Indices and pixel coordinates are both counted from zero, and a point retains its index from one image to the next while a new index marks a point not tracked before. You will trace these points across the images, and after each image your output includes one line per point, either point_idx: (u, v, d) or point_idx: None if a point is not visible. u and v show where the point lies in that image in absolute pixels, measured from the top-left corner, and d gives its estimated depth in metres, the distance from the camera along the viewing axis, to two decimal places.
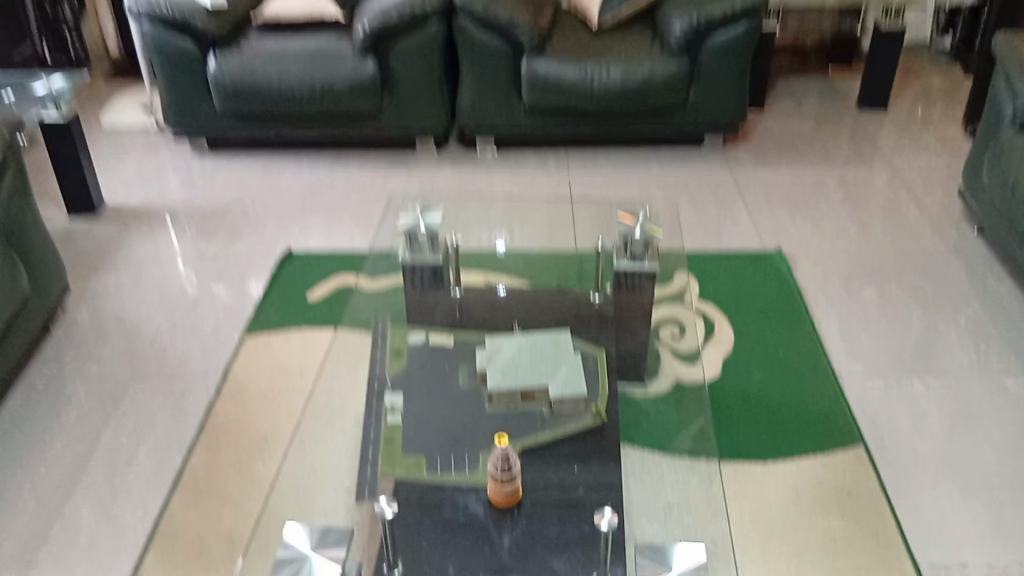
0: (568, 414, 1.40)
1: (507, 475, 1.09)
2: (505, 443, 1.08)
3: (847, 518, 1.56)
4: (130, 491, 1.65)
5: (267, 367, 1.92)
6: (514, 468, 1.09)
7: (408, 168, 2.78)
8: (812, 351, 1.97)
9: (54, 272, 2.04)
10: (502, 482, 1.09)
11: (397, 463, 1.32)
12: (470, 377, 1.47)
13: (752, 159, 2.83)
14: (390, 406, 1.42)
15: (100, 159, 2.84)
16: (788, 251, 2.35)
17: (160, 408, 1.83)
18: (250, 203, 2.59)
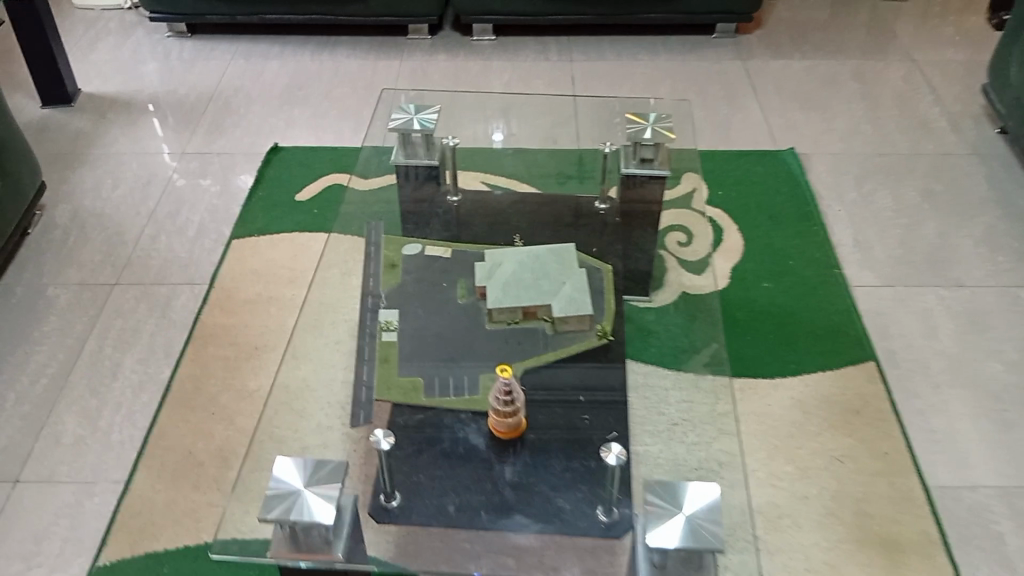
0: (572, 332, 1.32)
1: (509, 408, 1.02)
2: (508, 376, 1.00)
3: (855, 438, 1.53)
4: (117, 403, 1.60)
5: (257, 275, 1.84)
6: (517, 402, 1.02)
7: (401, 56, 2.63)
8: (823, 259, 1.89)
9: (31, 173, 1.91)
10: (504, 416, 1.02)
11: (393, 387, 1.26)
12: (469, 291, 1.39)
13: (765, 49, 2.67)
14: (385, 323, 1.35)
15: (72, 44, 2.67)
16: (800, 150, 2.24)
17: (146, 317, 1.76)
18: (234, 93, 2.45)
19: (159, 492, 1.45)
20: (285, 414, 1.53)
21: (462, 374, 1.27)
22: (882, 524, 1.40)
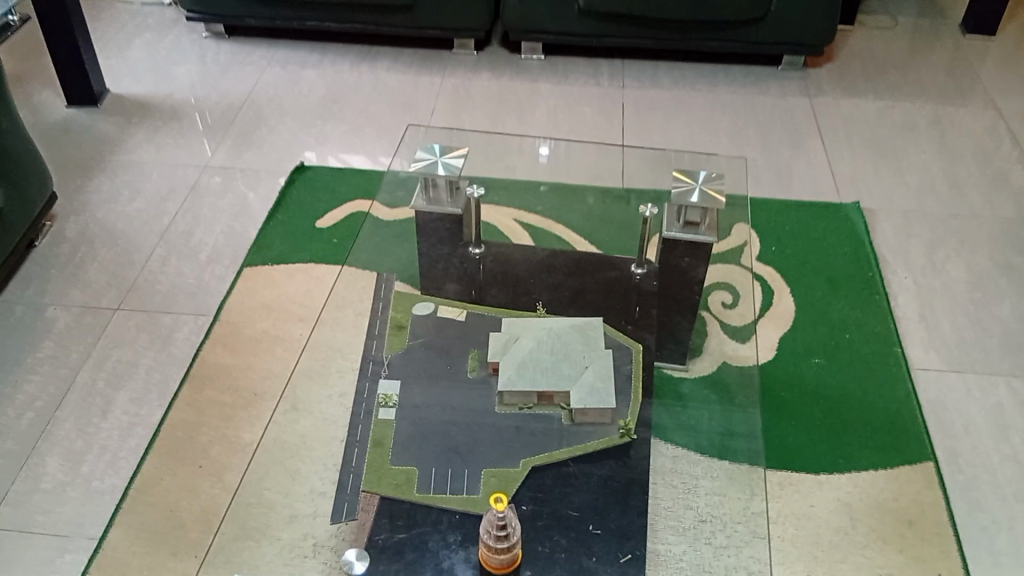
0: (590, 424, 1.17)
1: (502, 544, 0.90)
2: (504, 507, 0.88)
3: (908, 555, 1.36)
4: (103, 446, 1.49)
5: (266, 310, 1.72)
6: (512, 539, 0.90)
7: (443, 71, 2.49)
8: (883, 335, 1.71)
9: (41, 183, 1.82)
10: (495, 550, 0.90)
11: (383, 476, 1.12)
12: (481, 365, 1.25)
13: (834, 86, 2.48)
14: (383, 397, 1.22)
15: (108, 40, 2.59)
16: (865, 204, 2.05)
17: (144, 349, 1.66)
18: (266, 103, 2.34)
19: (133, 554, 1.34)
20: (276, 476, 1.41)
21: (462, 467, 1.13)
22: None
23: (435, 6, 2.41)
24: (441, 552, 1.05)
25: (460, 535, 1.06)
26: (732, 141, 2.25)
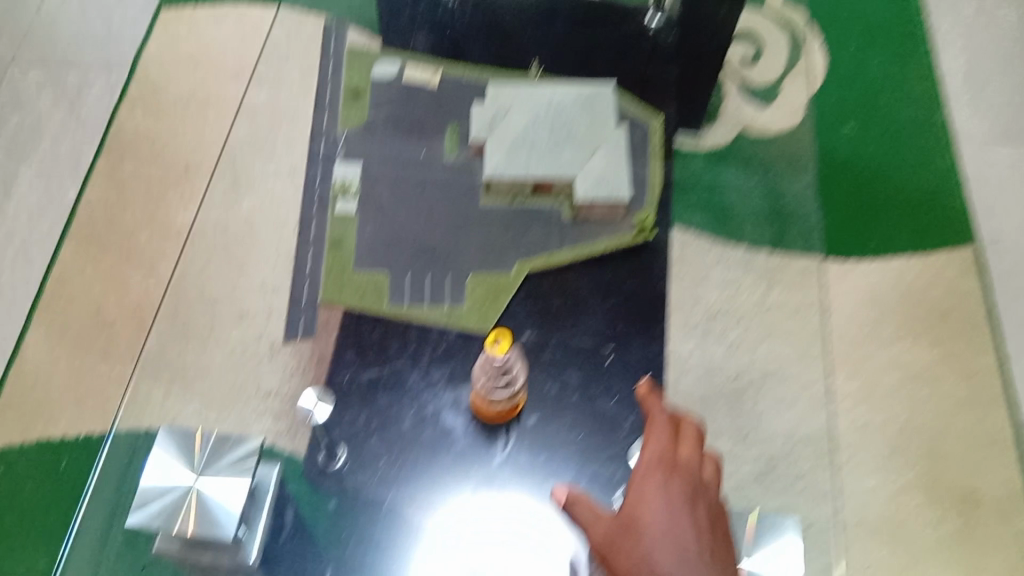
0: (597, 222, 0.96)
1: (503, 393, 0.74)
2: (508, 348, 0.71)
3: (937, 350, 1.21)
4: (9, 231, 1.25)
5: (193, 62, 1.42)
6: (516, 384, 0.74)
7: None
8: (925, 94, 1.47)
9: None
10: (492, 399, 0.74)
11: (346, 287, 0.92)
12: (459, 145, 1.00)
13: None
14: (342, 184, 0.98)
15: None
16: None
17: (49, 111, 1.37)
18: None
19: (58, 360, 1.14)
20: None
21: (443, 274, 0.92)
22: (958, 469, 1.13)
23: None
24: (423, 395, 0.86)
25: (446, 371, 0.88)
26: None
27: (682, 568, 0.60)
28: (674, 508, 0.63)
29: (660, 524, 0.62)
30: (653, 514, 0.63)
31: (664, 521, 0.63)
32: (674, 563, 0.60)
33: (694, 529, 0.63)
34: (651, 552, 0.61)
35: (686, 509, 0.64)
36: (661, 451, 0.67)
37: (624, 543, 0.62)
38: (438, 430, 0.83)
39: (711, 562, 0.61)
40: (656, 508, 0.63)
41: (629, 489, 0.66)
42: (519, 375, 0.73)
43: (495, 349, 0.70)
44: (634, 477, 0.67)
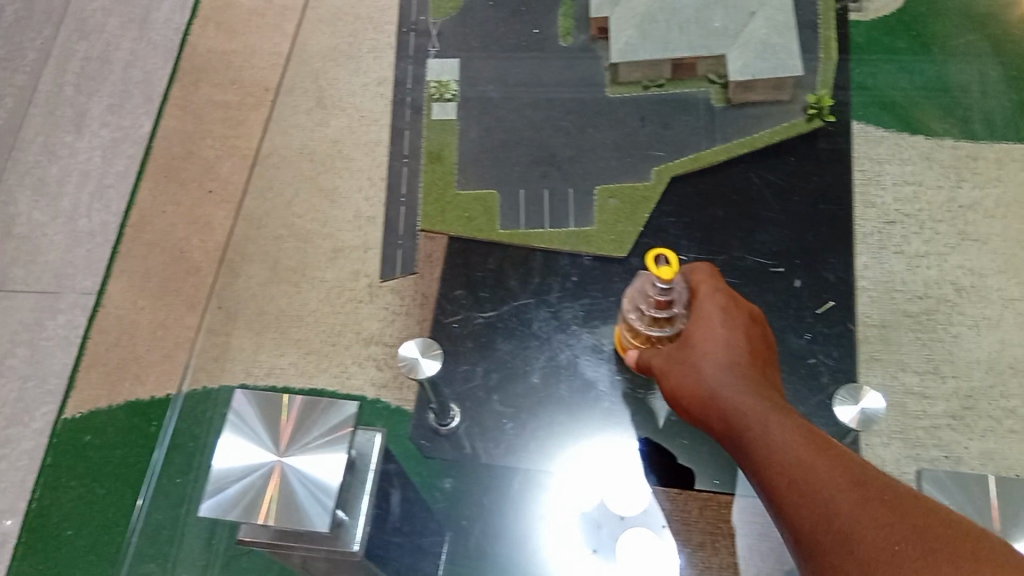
0: (758, 107, 0.77)
1: (666, 328, 0.60)
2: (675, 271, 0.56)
3: None
4: (85, 170, 1.15)
5: None
6: (681, 319, 0.60)
7: None
8: None
9: None
10: (651, 336, 0.61)
11: (448, 207, 0.76)
12: (580, 27, 0.83)
13: None
14: (437, 84, 0.82)
15: None
16: None
17: (118, 36, 1.25)
18: None
19: (141, 312, 1.03)
20: None
21: (565, 185, 0.76)
22: None
23: None
24: (555, 339, 0.70)
25: (582, 309, 0.71)
26: None
27: (720, 373, 0.54)
28: (722, 317, 0.57)
29: (711, 340, 0.55)
30: (700, 325, 0.57)
31: (712, 330, 0.56)
32: (715, 370, 0.54)
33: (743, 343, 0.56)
34: (699, 366, 0.55)
35: (738, 327, 0.57)
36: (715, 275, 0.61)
37: (673, 360, 0.57)
38: (575, 385, 0.68)
39: (759, 376, 0.54)
40: (712, 321, 0.57)
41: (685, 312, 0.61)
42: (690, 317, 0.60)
43: (664, 280, 0.55)
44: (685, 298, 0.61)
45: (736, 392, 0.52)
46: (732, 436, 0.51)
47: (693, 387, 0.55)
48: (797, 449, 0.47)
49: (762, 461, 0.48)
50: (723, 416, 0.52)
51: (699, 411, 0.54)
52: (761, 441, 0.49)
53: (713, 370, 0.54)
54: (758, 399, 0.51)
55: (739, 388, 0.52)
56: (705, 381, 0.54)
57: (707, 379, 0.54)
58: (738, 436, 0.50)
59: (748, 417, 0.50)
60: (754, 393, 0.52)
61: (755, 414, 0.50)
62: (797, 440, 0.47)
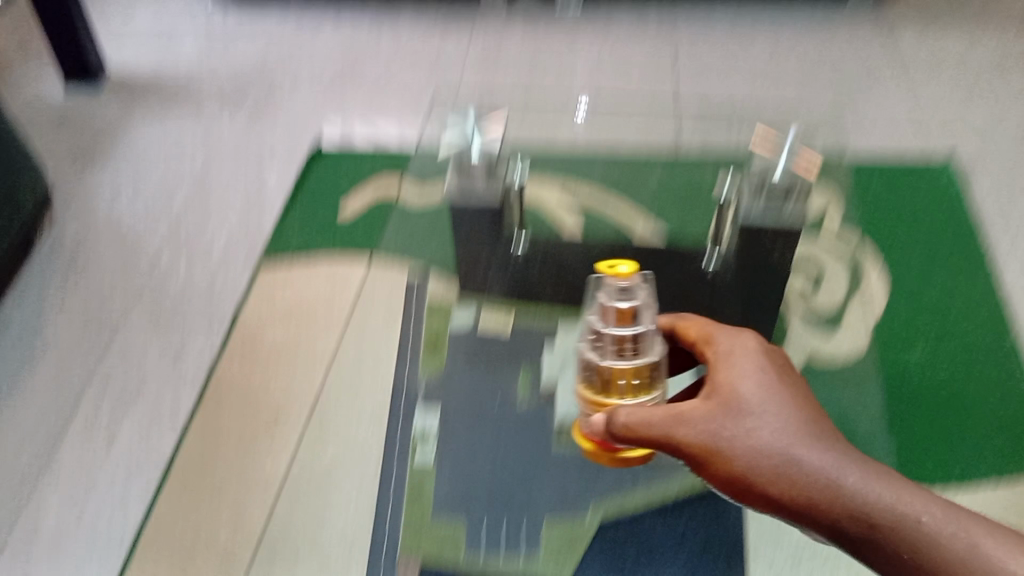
0: (669, 463, 1.00)
1: (628, 351, 0.87)
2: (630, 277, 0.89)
3: None
4: (110, 482, 1.32)
5: (284, 309, 1.52)
6: (640, 346, 0.87)
7: (469, 30, 2.28)
8: (985, 314, 1.46)
9: (30, 181, 1.64)
10: (618, 359, 0.87)
11: (424, 539, 0.95)
12: (533, 390, 1.06)
13: (913, 22, 2.19)
14: (421, 433, 1.04)
15: (105, 15, 2.40)
16: (964, 160, 1.77)
17: (152, 364, 1.48)
18: (280, 76, 2.15)
19: None
20: None
21: (518, 517, 0.96)
22: None
23: None
24: None
25: None
26: (800, 88, 1.98)
27: (790, 441, 0.73)
28: (764, 380, 0.78)
29: (768, 411, 0.75)
30: (749, 391, 0.77)
31: (764, 394, 0.76)
32: (789, 442, 0.73)
33: (785, 394, 0.77)
34: (771, 434, 0.74)
35: (779, 381, 0.78)
36: (738, 343, 0.83)
37: (739, 428, 0.75)
38: None
39: (804, 430, 0.74)
40: (749, 390, 0.77)
41: (712, 381, 0.80)
42: (655, 342, 0.88)
43: (625, 272, 0.88)
44: (715, 370, 0.81)
45: (820, 454, 0.72)
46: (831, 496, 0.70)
47: (764, 451, 0.73)
48: (883, 484, 0.70)
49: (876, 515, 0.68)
50: (810, 477, 0.71)
51: (789, 483, 0.71)
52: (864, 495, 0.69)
53: (786, 436, 0.73)
54: (842, 458, 0.72)
55: (817, 453, 0.72)
56: (778, 444, 0.73)
57: (787, 448, 0.73)
58: (846, 497, 0.69)
59: (839, 477, 0.70)
60: (825, 453, 0.72)
61: (857, 481, 0.70)
62: (881, 475, 0.71)
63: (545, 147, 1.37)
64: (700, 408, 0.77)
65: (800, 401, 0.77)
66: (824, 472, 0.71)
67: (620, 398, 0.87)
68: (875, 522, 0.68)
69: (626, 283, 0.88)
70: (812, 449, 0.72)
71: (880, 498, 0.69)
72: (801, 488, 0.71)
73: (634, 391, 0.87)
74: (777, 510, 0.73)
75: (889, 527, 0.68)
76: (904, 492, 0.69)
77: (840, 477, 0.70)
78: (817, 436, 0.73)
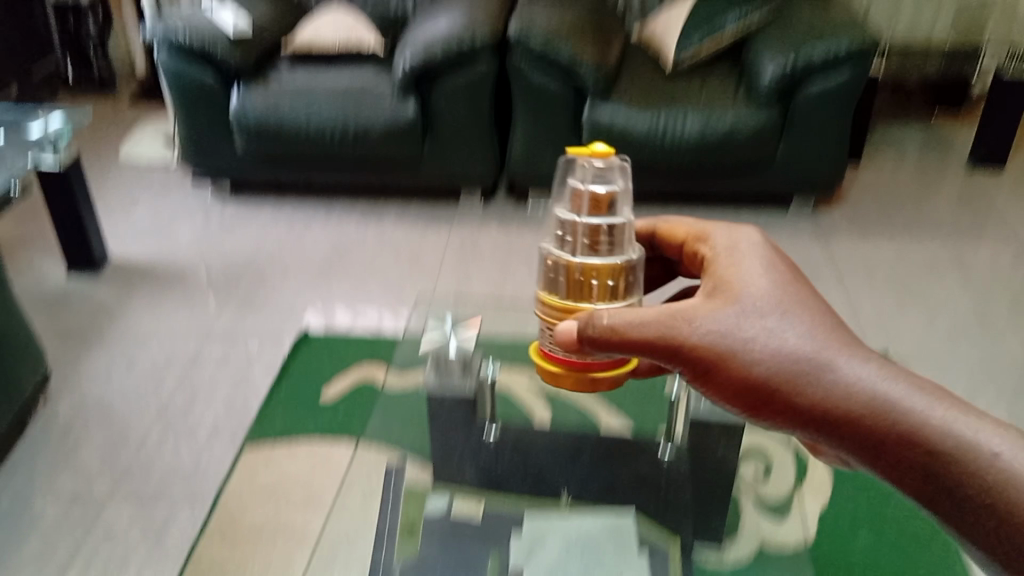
0: None
1: (604, 243, 0.84)
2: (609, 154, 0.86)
3: None
4: None
5: (266, 490, 1.60)
6: (616, 237, 0.84)
7: (448, 225, 2.49)
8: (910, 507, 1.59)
9: (32, 362, 1.74)
10: (596, 251, 0.84)
11: None
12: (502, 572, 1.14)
13: (849, 228, 2.43)
14: None
15: (110, 207, 2.59)
16: (898, 355, 1.95)
17: (135, 541, 1.53)
18: (271, 265, 2.32)
19: None
20: None
21: None
22: None
23: (440, 162, 2.43)
24: None
25: None
26: None
27: (812, 348, 0.68)
28: (774, 276, 0.75)
29: (787, 319, 0.71)
30: (759, 286, 0.73)
31: (773, 289, 0.73)
32: (810, 349, 0.68)
33: (797, 290, 0.73)
34: (789, 344, 0.69)
35: (790, 277, 0.75)
36: (742, 238, 0.82)
37: (744, 331, 0.71)
38: None
39: (827, 335, 0.69)
40: (764, 294, 0.72)
41: (714, 281, 0.77)
42: (631, 238, 0.87)
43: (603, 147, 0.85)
44: (716, 270, 0.79)
45: (842, 362, 0.66)
46: (849, 413, 0.64)
47: (780, 359, 0.69)
48: (898, 382, 0.64)
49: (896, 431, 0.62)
50: (826, 390, 0.66)
51: (804, 393, 0.67)
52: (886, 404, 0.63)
53: (807, 343, 0.68)
54: (866, 363, 0.66)
55: (841, 360, 0.67)
56: (789, 343, 0.69)
57: (807, 354, 0.68)
58: (866, 415, 0.64)
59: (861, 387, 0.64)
60: (848, 360, 0.67)
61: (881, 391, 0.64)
62: (899, 375, 0.65)
63: (518, 338, 1.51)
64: (701, 307, 0.74)
65: (814, 300, 0.73)
66: (834, 374, 0.66)
67: (595, 302, 0.84)
68: (895, 434, 0.62)
69: (604, 164, 0.86)
70: (827, 348, 0.68)
71: (888, 392, 0.63)
72: (812, 394, 0.67)
73: (608, 292, 0.84)
74: (789, 423, 0.69)
75: (895, 432, 0.62)
76: (923, 390, 0.63)
77: (851, 380, 0.65)
78: (833, 334, 0.69)
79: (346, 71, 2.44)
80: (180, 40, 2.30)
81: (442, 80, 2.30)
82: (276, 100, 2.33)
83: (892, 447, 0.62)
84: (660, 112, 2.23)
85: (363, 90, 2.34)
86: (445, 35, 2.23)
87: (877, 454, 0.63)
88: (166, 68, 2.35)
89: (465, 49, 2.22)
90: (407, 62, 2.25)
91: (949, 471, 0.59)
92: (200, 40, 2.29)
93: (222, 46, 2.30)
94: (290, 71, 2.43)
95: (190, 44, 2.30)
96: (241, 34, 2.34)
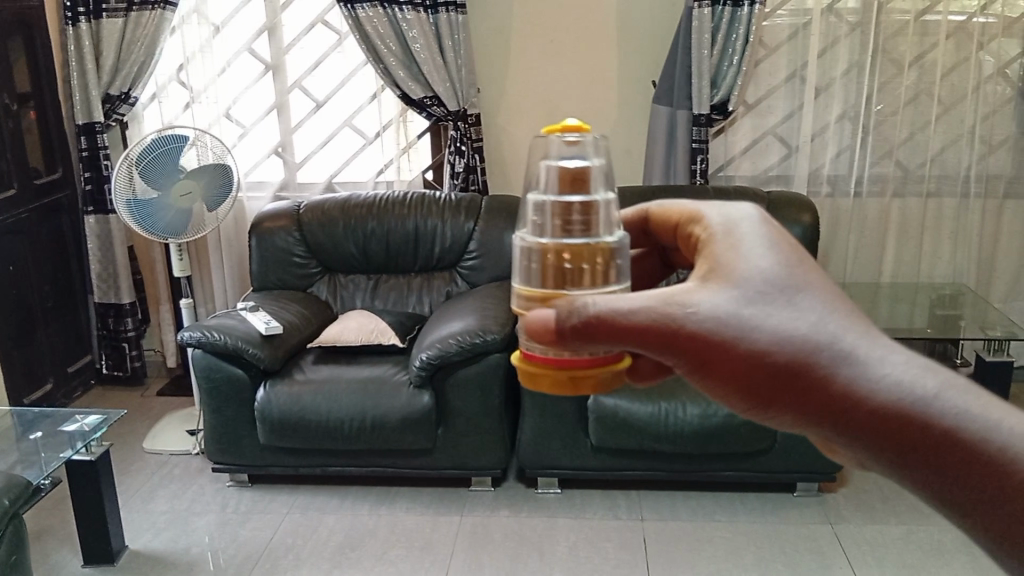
0: None
1: (577, 220, 0.66)
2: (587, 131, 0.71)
3: None
4: None
5: None
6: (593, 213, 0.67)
7: (460, 510, 2.52)
8: None
9: None
10: (566, 230, 0.66)
11: None
12: None
13: (855, 512, 2.46)
14: None
15: (131, 497, 2.66)
16: None
17: None
18: (284, 553, 2.34)
19: None
20: None
21: None
22: None
23: (455, 450, 2.52)
24: None
25: None
26: None
27: (840, 334, 0.53)
28: (783, 247, 0.57)
29: (808, 300, 0.55)
30: (763, 259, 0.56)
31: (783, 262, 0.56)
32: (838, 336, 0.53)
33: (805, 264, 0.57)
34: (814, 327, 0.54)
35: (796, 246, 0.58)
36: (735, 206, 0.62)
37: (748, 317, 0.54)
38: None
39: (853, 320, 0.54)
40: (777, 268, 0.56)
41: (705, 252, 0.59)
42: (615, 221, 0.69)
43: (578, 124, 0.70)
44: (711, 245, 0.60)
45: (882, 353, 0.53)
46: (887, 424, 0.51)
47: (799, 347, 0.53)
48: (941, 378, 0.51)
49: (944, 442, 0.50)
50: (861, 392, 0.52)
51: (826, 390, 0.53)
52: (939, 410, 0.50)
53: (835, 327, 0.54)
54: (907, 358, 0.53)
55: (877, 350, 0.53)
56: (806, 330, 0.53)
57: (833, 340, 0.53)
58: (913, 420, 0.50)
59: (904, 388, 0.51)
60: (884, 350, 0.53)
61: (934, 392, 0.50)
62: (946, 372, 0.52)
63: None
64: (693, 288, 0.56)
65: (829, 269, 0.57)
66: (867, 365, 0.52)
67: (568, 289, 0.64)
68: (944, 441, 0.50)
69: (578, 138, 0.70)
70: (853, 334, 0.53)
71: (934, 391, 0.50)
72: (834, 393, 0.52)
73: (584, 280, 0.65)
74: (804, 424, 0.54)
75: (941, 435, 0.50)
76: (968, 387, 0.51)
77: (886, 374, 0.52)
78: (850, 318, 0.54)
79: (367, 363, 2.60)
80: (214, 339, 2.49)
81: (456, 372, 2.46)
82: (299, 392, 2.48)
83: (932, 452, 0.50)
84: (661, 401, 2.40)
85: (382, 383, 2.48)
86: (458, 334, 2.42)
87: (915, 465, 0.51)
88: (200, 364, 2.53)
89: (478, 345, 2.40)
90: (424, 357, 2.42)
91: (997, 476, 0.49)
92: (233, 339, 2.48)
93: (252, 342, 2.49)
94: (313, 364, 2.60)
95: (223, 342, 2.48)
96: (274, 331, 2.54)
